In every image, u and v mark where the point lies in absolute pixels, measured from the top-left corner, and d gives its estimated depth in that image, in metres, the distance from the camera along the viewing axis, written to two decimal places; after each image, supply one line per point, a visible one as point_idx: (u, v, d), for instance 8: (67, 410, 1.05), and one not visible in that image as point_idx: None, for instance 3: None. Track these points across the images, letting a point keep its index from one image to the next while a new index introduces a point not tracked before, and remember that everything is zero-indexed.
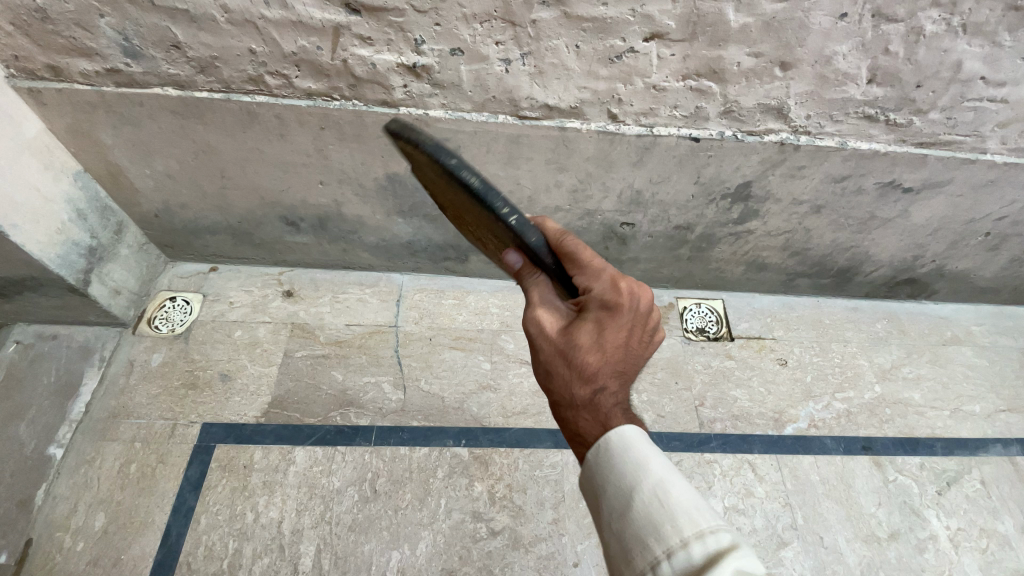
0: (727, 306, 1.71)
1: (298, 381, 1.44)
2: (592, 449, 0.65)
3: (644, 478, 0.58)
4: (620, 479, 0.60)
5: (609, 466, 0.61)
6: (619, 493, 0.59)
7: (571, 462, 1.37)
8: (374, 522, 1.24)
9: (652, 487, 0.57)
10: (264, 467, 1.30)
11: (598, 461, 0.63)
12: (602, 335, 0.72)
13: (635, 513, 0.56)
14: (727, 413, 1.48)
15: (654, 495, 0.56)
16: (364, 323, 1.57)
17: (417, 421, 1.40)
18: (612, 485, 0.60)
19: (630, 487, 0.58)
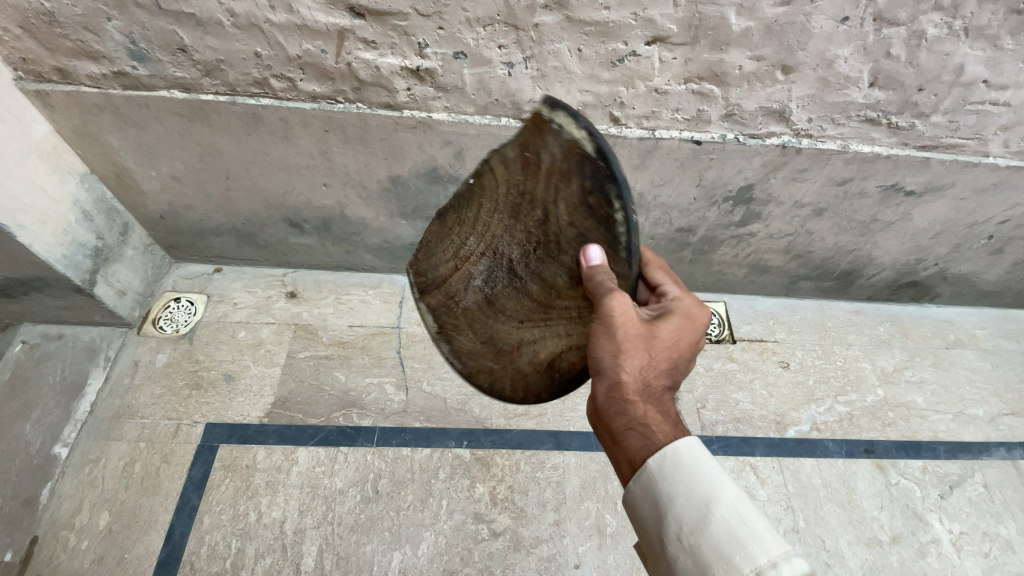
0: (729, 308, 1.71)
1: (301, 382, 1.45)
2: (654, 461, 0.66)
3: (718, 495, 0.60)
4: (691, 491, 0.61)
5: (679, 476, 0.63)
6: (690, 507, 0.60)
7: (573, 464, 1.37)
8: (376, 523, 1.24)
9: (726, 506, 0.59)
10: (267, 467, 1.31)
11: (662, 471, 0.64)
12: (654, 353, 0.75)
13: (709, 528, 0.58)
14: (729, 415, 1.48)
15: (729, 514, 0.58)
16: (367, 325, 1.58)
17: (418, 422, 1.41)
18: (682, 496, 0.62)
19: (705, 502, 0.60)
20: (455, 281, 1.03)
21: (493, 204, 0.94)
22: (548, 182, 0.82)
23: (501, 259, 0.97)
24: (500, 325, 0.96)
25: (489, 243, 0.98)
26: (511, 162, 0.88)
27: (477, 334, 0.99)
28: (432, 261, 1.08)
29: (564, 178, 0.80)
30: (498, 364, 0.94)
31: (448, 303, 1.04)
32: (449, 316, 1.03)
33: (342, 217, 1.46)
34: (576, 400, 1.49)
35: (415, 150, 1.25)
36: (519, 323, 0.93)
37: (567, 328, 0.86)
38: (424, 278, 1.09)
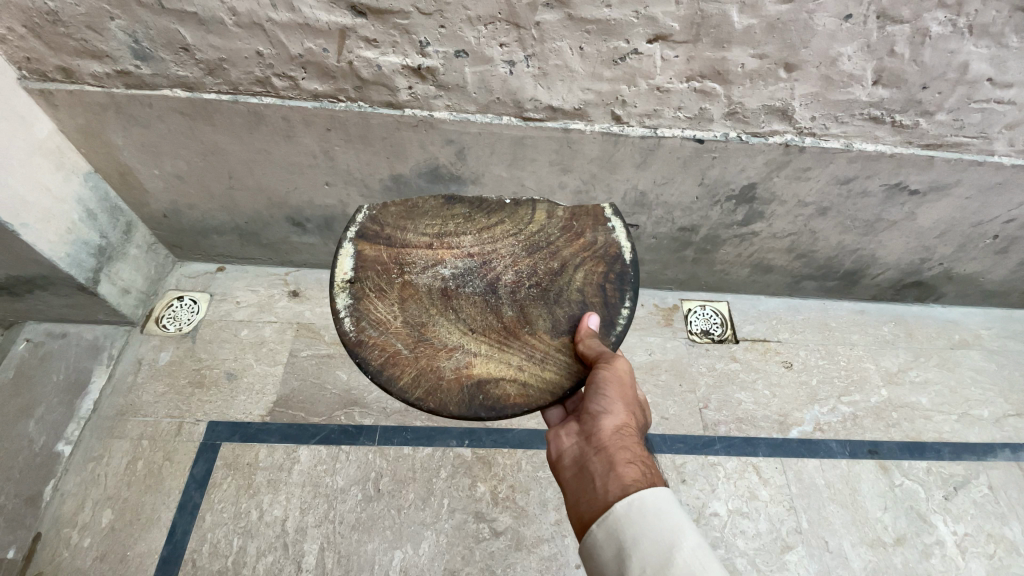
0: (732, 308, 1.70)
1: (303, 380, 1.45)
2: (623, 502, 0.69)
3: (683, 539, 0.64)
4: (658, 533, 0.65)
5: (646, 518, 0.66)
6: (656, 549, 0.63)
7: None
8: (377, 521, 1.25)
9: (690, 549, 0.63)
10: (269, 466, 1.31)
11: (631, 514, 0.67)
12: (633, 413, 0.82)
13: (675, 568, 0.61)
14: (731, 415, 1.47)
15: (693, 557, 0.62)
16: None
17: (420, 421, 1.41)
18: (649, 538, 0.64)
19: (670, 547, 0.63)
20: (420, 258, 0.99)
21: (516, 229, 1.03)
22: (577, 254, 1.01)
23: (486, 271, 0.98)
24: (443, 319, 0.92)
25: (485, 251, 1.00)
26: (555, 218, 1.05)
27: (406, 313, 0.92)
28: (400, 223, 1.03)
29: (592, 259, 1.00)
30: (415, 351, 0.88)
31: (392, 266, 0.97)
32: (383, 276, 0.95)
33: (344, 216, 1.46)
34: None
35: (416, 149, 1.25)
36: (468, 331, 0.91)
37: (522, 362, 0.88)
38: (377, 228, 1.02)
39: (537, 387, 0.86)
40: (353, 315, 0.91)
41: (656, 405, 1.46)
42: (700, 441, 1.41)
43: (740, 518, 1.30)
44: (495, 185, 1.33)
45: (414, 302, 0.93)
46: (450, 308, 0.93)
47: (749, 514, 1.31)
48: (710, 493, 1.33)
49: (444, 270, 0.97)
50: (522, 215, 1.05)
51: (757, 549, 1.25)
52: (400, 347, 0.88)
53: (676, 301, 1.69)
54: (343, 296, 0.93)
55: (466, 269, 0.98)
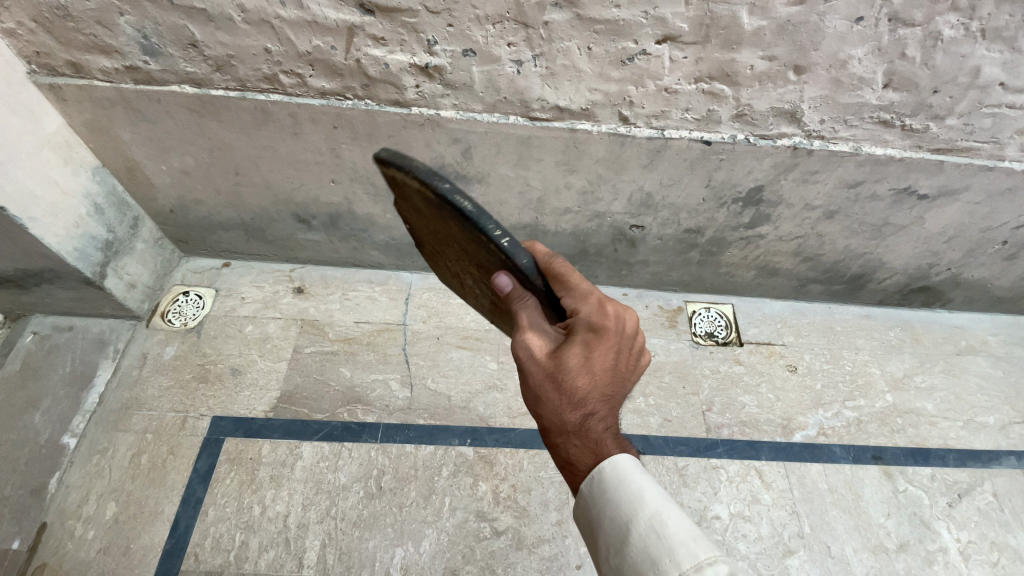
0: (737, 310, 1.69)
1: (307, 377, 1.46)
2: (586, 481, 0.69)
3: (641, 509, 0.63)
4: (617, 511, 0.65)
5: (606, 497, 0.66)
6: (617, 525, 0.64)
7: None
8: (379, 518, 1.25)
9: (649, 517, 0.62)
10: (272, 461, 1.31)
11: (593, 494, 0.68)
12: (591, 358, 0.74)
13: (633, 543, 0.61)
14: (735, 418, 1.46)
15: (652, 525, 0.61)
16: (373, 322, 1.58)
17: (423, 419, 1.41)
18: (609, 516, 0.65)
19: (627, 521, 0.63)
20: (457, 300, 1.10)
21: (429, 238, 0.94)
22: (443, 223, 0.79)
23: (466, 284, 1.00)
24: (500, 333, 1.04)
25: (452, 268, 0.99)
26: (417, 206, 0.84)
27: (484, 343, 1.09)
28: (436, 281, 1.14)
29: (441, 219, 0.77)
30: None
31: (457, 319, 1.12)
32: (463, 331, 1.13)
33: (349, 214, 1.46)
34: None
35: (422, 147, 1.24)
36: (510, 332, 1.01)
37: None
38: (442, 299, 1.16)
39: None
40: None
41: (659, 407, 1.46)
42: (703, 444, 1.41)
43: (741, 521, 1.30)
44: (501, 185, 1.32)
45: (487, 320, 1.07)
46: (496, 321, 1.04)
47: (751, 518, 1.30)
48: (712, 496, 1.33)
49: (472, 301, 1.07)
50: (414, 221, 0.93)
51: (759, 553, 1.25)
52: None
53: (680, 303, 1.68)
54: None
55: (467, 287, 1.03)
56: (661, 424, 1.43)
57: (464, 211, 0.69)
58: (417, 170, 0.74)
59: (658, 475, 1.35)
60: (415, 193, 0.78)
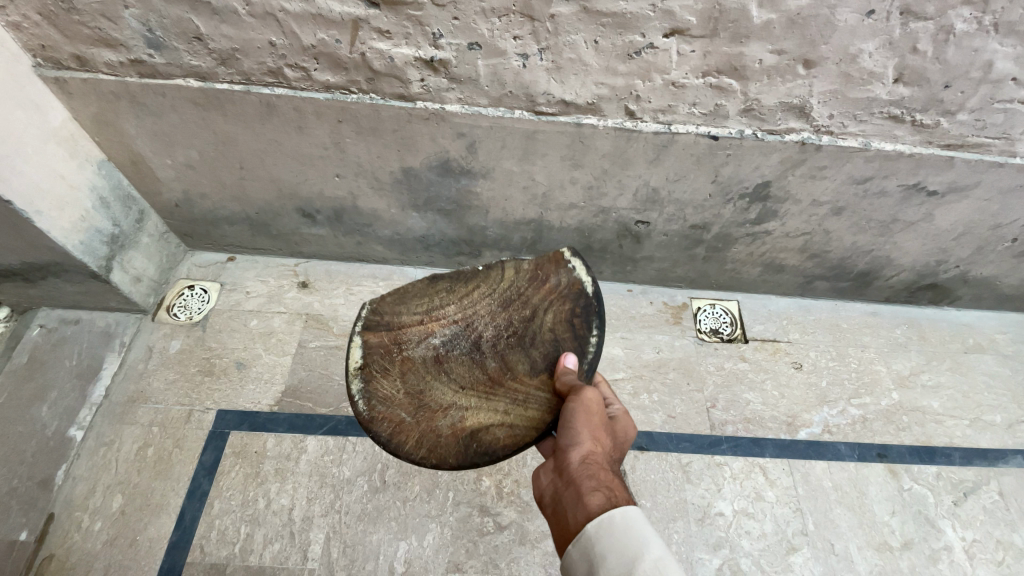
0: (742, 307, 1.68)
1: (311, 371, 1.46)
2: (597, 520, 0.70)
3: (645, 553, 0.65)
4: (620, 551, 0.66)
5: (610, 539, 0.68)
6: (619, 565, 0.65)
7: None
8: (383, 512, 1.25)
9: (652, 562, 0.64)
10: (277, 455, 1.32)
11: (598, 534, 0.69)
12: (615, 434, 0.88)
13: None
14: (739, 415, 1.46)
15: (654, 569, 0.64)
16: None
17: None
18: (612, 556, 0.67)
19: (630, 562, 0.65)
20: (411, 331, 1.03)
21: (491, 289, 1.06)
22: (546, 297, 1.04)
23: (470, 332, 1.02)
24: (438, 383, 0.98)
25: (467, 313, 1.04)
26: (521, 272, 1.07)
27: (406, 384, 0.97)
28: (395, 308, 1.06)
29: (558, 299, 1.03)
30: (415, 418, 0.94)
31: (392, 346, 1.01)
32: (384, 356, 1.00)
33: (353, 208, 1.46)
34: None
35: (427, 142, 1.24)
36: (459, 389, 0.96)
37: (506, 407, 0.93)
38: (377, 317, 1.05)
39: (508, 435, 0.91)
40: (363, 397, 0.96)
41: (663, 403, 1.45)
42: (707, 441, 1.41)
43: (745, 518, 1.29)
44: (505, 180, 1.32)
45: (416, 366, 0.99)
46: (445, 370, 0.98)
47: (754, 515, 1.30)
48: (716, 493, 1.33)
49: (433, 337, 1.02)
50: (493, 277, 1.08)
51: (762, 550, 1.25)
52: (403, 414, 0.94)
53: (685, 300, 1.67)
54: (354, 381, 0.97)
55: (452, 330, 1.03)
56: (665, 421, 1.43)
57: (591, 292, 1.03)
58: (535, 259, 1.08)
59: (662, 471, 1.35)
60: (523, 272, 1.07)
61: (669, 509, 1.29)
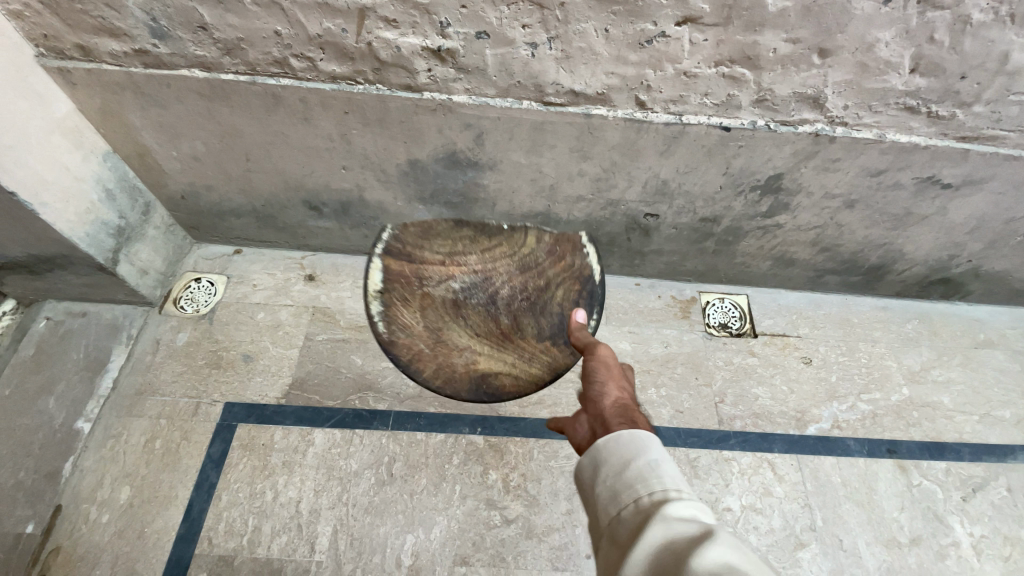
0: (751, 301, 1.66)
1: (318, 364, 1.46)
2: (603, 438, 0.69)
3: (640, 453, 0.64)
4: (617, 456, 0.65)
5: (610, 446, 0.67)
6: (617, 463, 0.64)
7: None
8: (390, 505, 1.26)
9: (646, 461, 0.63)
10: (284, 447, 1.32)
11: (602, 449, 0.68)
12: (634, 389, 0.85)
13: (626, 475, 0.62)
14: (747, 410, 1.45)
15: (647, 466, 0.62)
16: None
17: (434, 407, 1.40)
18: (608, 461, 0.66)
19: (625, 462, 0.64)
20: (433, 270, 1.05)
21: (512, 250, 1.08)
22: (560, 273, 1.05)
23: (488, 286, 1.07)
24: (454, 325, 1.02)
25: (487, 267, 1.07)
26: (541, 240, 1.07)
27: (425, 319, 1.00)
28: (419, 242, 1.05)
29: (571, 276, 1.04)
30: (431, 350, 0.97)
31: (413, 280, 1.03)
32: (405, 287, 1.01)
33: (359, 201, 1.44)
34: None
35: (434, 133, 1.22)
36: (473, 334, 1.02)
37: (513, 359, 0.98)
38: (400, 244, 1.03)
39: (520, 386, 0.95)
40: (382, 319, 0.96)
41: (671, 397, 1.44)
42: (714, 436, 1.40)
43: (753, 513, 1.29)
44: (513, 172, 1.30)
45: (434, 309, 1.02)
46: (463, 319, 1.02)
47: (762, 510, 1.30)
48: (723, 488, 1.32)
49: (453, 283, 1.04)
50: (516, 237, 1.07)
51: (770, 546, 1.25)
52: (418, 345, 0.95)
53: (694, 294, 1.65)
54: (373, 303, 0.97)
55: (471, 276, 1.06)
56: (673, 415, 1.42)
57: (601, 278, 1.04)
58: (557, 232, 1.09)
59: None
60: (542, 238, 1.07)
61: None
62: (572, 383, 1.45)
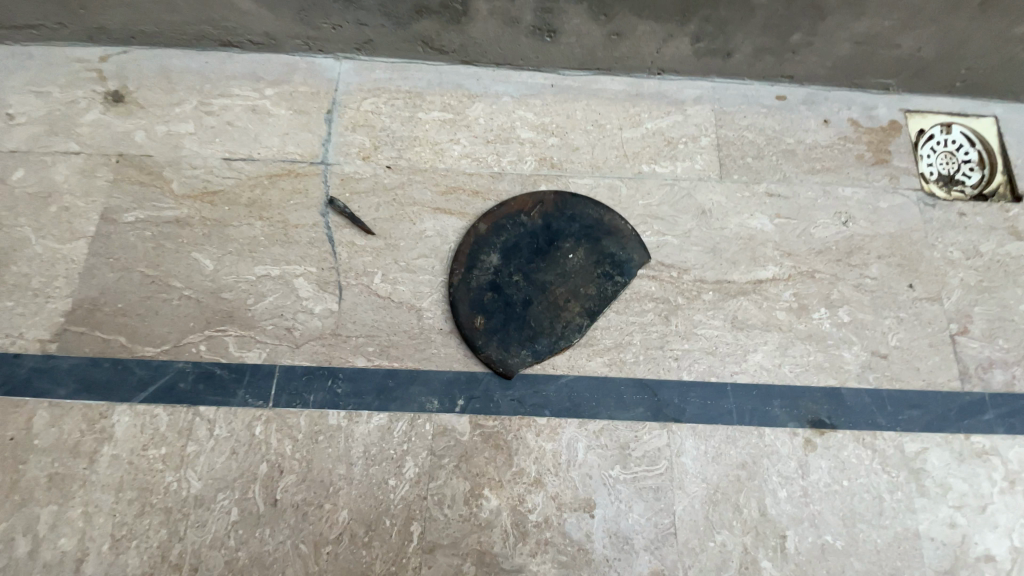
0: (1006, 132, 0.82)
1: (126, 273, 0.70)
2: None
3: None
4: None
5: None
6: None
7: (698, 459, 0.61)
8: (270, 570, 0.57)
9: None
10: (50, 450, 0.62)
11: None
12: None
13: None
14: (1016, 351, 0.69)
15: None
16: (255, 161, 0.74)
17: (364, 358, 0.64)
18: None
19: None
20: (534, 331, 0.65)
21: (488, 279, 0.67)
22: (477, 273, 0.67)
23: (503, 287, 0.66)
24: (579, 258, 0.68)
25: (524, 282, 0.67)
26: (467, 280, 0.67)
27: (583, 288, 0.67)
28: (521, 350, 0.64)
29: (468, 279, 0.67)
30: (584, 271, 0.67)
31: (556, 327, 0.65)
32: (570, 316, 0.65)
33: None
34: (697, 319, 0.67)
35: None
36: (551, 248, 0.68)
37: (553, 218, 0.70)
38: (538, 355, 0.64)
39: (552, 197, 0.71)
40: (592, 308, 0.66)
41: (864, 328, 0.67)
42: (955, 406, 0.66)
43: None
44: None
45: (577, 322, 0.65)
46: (541, 299, 0.66)
47: None
48: (976, 515, 0.62)
49: (555, 327, 0.65)
50: (489, 287, 0.66)
51: None
52: (636, 272, 0.68)
53: (896, 116, 0.80)
54: (576, 327, 0.65)
55: (503, 332, 0.64)
56: (874, 367, 0.66)
57: (474, 263, 0.67)
58: (454, 319, 0.65)
59: (866, 474, 0.62)
60: (481, 290, 0.66)
61: (885, 556, 0.59)
62: (654, 303, 0.67)
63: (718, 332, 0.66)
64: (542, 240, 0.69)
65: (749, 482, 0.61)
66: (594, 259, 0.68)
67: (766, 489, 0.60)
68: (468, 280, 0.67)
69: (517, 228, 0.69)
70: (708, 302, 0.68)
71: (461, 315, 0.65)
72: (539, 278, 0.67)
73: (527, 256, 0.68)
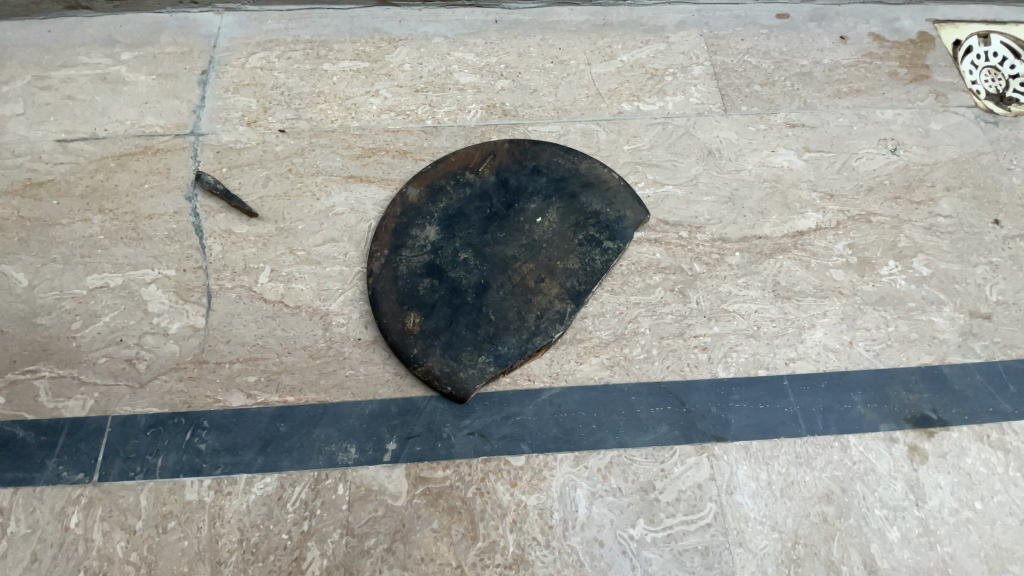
0: None
1: None
2: None
3: None
4: None
5: None
6: None
7: (760, 496, 0.40)
8: None
9: None
10: None
11: None
12: None
13: None
14: None
15: None
16: (100, 139, 0.54)
17: (243, 394, 0.43)
18: None
19: None
20: (495, 327, 0.44)
21: (425, 261, 0.47)
22: (408, 255, 0.47)
23: (446, 271, 0.46)
24: (550, 222, 0.48)
25: (476, 261, 0.47)
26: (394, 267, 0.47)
27: (560, 260, 0.47)
28: (478, 357, 0.43)
29: (395, 263, 0.47)
30: (560, 239, 0.48)
31: (527, 318, 0.44)
32: (546, 301, 0.45)
33: None
34: (725, 291, 0.47)
35: None
36: (510, 213, 0.49)
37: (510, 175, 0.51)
38: (504, 361, 0.43)
39: (506, 148, 0.52)
40: (577, 286, 0.46)
41: (952, 280, 0.49)
42: None
43: None
44: None
45: (557, 309, 0.45)
46: (503, 282, 0.46)
47: None
48: None
49: (526, 319, 0.44)
50: (427, 273, 0.46)
51: None
52: (632, 234, 0.49)
53: (925, 28, 0.64)
54: (557, 316, 0.45)
55: (451, 333, 0.44)
56: (978, 334, 0.47)
57: (403, 241, 0.48)
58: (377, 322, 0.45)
59: (1013, 492, 0.41)
60: (415, 277, 0.46)
61: None
62: (661, 274, 0.48)
63: (757, 305, 0.47)
64: (497, 203, 0.49)
65: (842, 523, 0.40)
66: (573, 221, 0.48)
67: (869, 531, 0.39)
68: (395, 265, 0.47)
69: (461, 191, 0.50)
70: (736, 267, 0.48)
71: (387, 316, 0.45)
72: (496, 253, 0.47)
73: (477, 225, 0.48)
